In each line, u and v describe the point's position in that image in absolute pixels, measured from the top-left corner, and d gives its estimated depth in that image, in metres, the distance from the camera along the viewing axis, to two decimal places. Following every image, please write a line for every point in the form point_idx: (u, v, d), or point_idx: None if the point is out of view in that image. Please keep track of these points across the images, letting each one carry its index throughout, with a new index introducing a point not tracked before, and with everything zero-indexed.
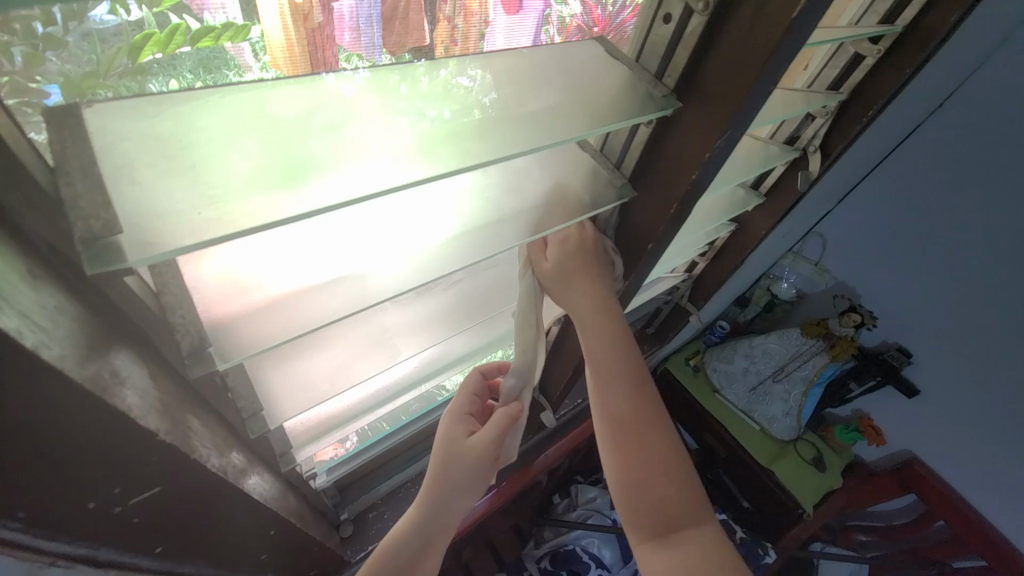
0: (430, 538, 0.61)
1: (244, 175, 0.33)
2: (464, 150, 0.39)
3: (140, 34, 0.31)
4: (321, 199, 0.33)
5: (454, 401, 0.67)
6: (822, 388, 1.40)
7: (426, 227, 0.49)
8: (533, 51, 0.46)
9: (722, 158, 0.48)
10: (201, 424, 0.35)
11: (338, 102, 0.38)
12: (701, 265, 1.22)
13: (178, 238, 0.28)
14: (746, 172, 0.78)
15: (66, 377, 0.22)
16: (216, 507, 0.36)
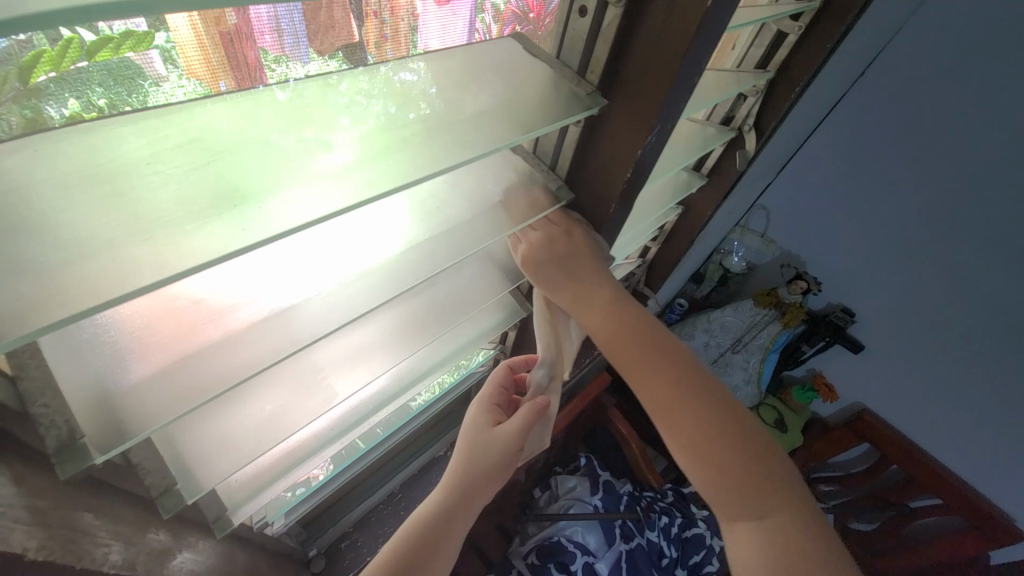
0: (453, 523, 0.55)
1: (154, 209, 0.29)
2: (404, 162, 0.36)
3: (28, 53, 0.25)
4: (220, 243, 0.29)
5: (484, 393, 0.68)
6: (779, 353, 1.48)
7: (367, 248, 0.46)
8: (471, 50, 0.43)
9: (654, 155, 0.47)
10: (99, 515, 0.31)
11: (259, 120, 0.34)
12: (653, 250, 1.22)
13: (40, 309, 0.24)
14: (685, 158, 0.77)
15: None
16: None
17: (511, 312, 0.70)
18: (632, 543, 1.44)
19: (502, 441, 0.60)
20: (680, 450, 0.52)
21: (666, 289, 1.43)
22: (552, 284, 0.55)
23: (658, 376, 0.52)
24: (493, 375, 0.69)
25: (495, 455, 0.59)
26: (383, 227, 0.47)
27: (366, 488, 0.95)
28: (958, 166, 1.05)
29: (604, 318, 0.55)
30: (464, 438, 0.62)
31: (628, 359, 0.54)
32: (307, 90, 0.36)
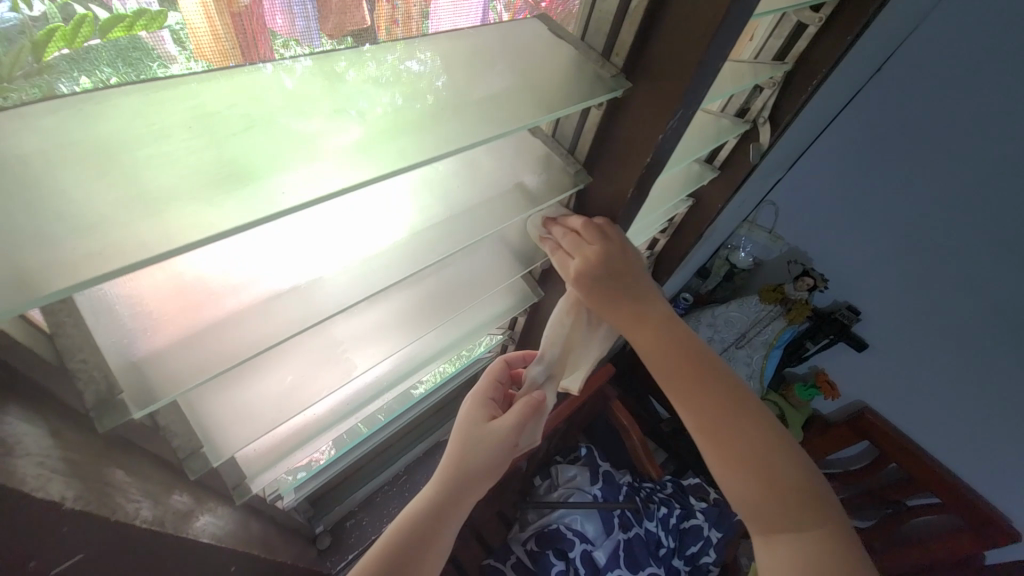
0: (443, 519, 0.56)
1: (152, 185, 0.29)
2: (407, 147, 0.36)
3: (45, 30, 0.25)
4: (241, 213, 0.29)
5: (480, 389, 0.67)
6: (782, 349, 1.47)
7: (375, 227, 0.46)
8: (484, 32, 0.43)
9: (673, 141, 0.47)
10: (128, 473, 0.32)
11: (265, 101, 0.33)
12: (662, 242, 1.24)
13: (71, 269, 0.25)
14: (699, 149, 0.77)
15: None
16: (167, 562, 0.33)
17: (523, 296, 0.72)
18: (630, 533, 1.46)
19: (495, 439, 0.60)
20: (721, 465, 0.54)
21: (673, 282, 1.44)
22: (601, 298, 0.54)
23: (704, 393, 0.54)
24: (490, 371, 0.69)
25: (488, 454, 0.59)
26: (394, 208, 0.47)
27: (371, 469, 0.96)
28: (972, 165, 1.05)
29: (653, 334, 0.55)
30: (456, 436, 0.62)
31: (675, 375, 0.55)
32: (318, 73, 0.35)
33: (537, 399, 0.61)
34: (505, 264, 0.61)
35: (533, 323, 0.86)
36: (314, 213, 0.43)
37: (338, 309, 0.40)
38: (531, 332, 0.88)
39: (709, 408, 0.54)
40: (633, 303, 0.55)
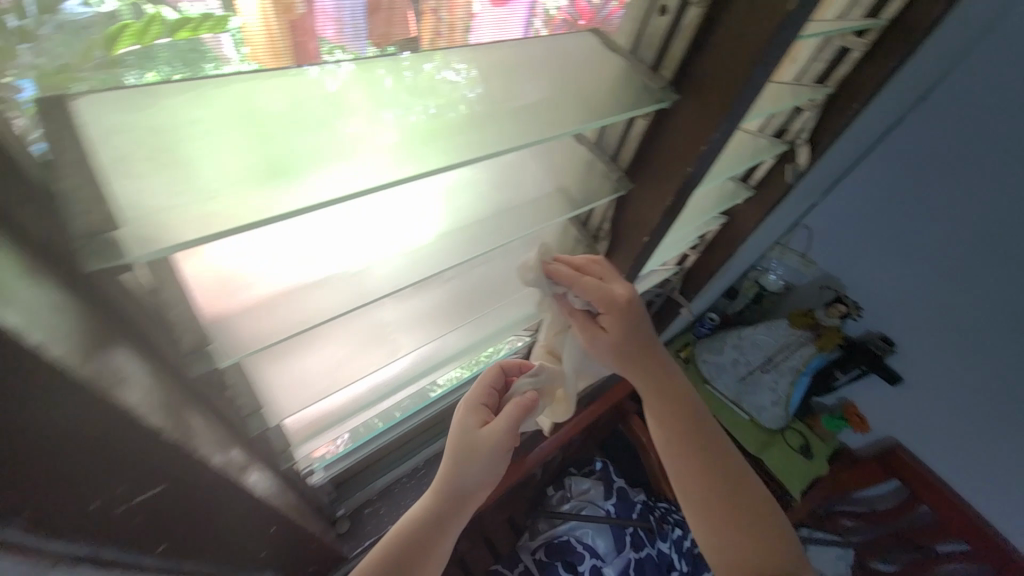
0: (444, 522, 0.60)
1: (217, 193, 0.29)
2: (449, 147, 0.37)
3: (115, 26, 0.25)
4: (306, 198, 0.30)
5: (475, 396, 0.67)
6: (810, 377, 1.44)
7: (394, 226, 0.46)
8: (530, 44, 0.42)
9: (717, 152, 0.48)
10: (202, 421, 0.35)
11: (309, 107, 0.33)
12: (692, 258, 1.22)
13: (172, 233, 0.27)
14: (735, 165, 0.78)
15: (72, 378, 0.21)
16: (223, 503, 0.37)
17: None
18: (641, 552, 1.44)
19: (489, 444, 0.61)
20: (703, 509, 0.62)
21: (700, 300, 1.42)
22: (616, 338, 0.62)
23: (693, 440, 0.65)
24: (486, 377, 0.68)
25: (480, 460, 0.60)
26: (425, 209, 0.48)
27: (388, 461, 0.98)
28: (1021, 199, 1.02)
29: (657, 385, 0.66)
30: (450, 443, 0.63)
31: (671, 422, 0.66)
32: (362, 79, 0.35)
33: (530, 399, 0.62)
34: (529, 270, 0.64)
35: None
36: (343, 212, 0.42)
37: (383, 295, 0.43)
38: None
39: (698, 454, 0.64)
40: (642, 352, 0.65)
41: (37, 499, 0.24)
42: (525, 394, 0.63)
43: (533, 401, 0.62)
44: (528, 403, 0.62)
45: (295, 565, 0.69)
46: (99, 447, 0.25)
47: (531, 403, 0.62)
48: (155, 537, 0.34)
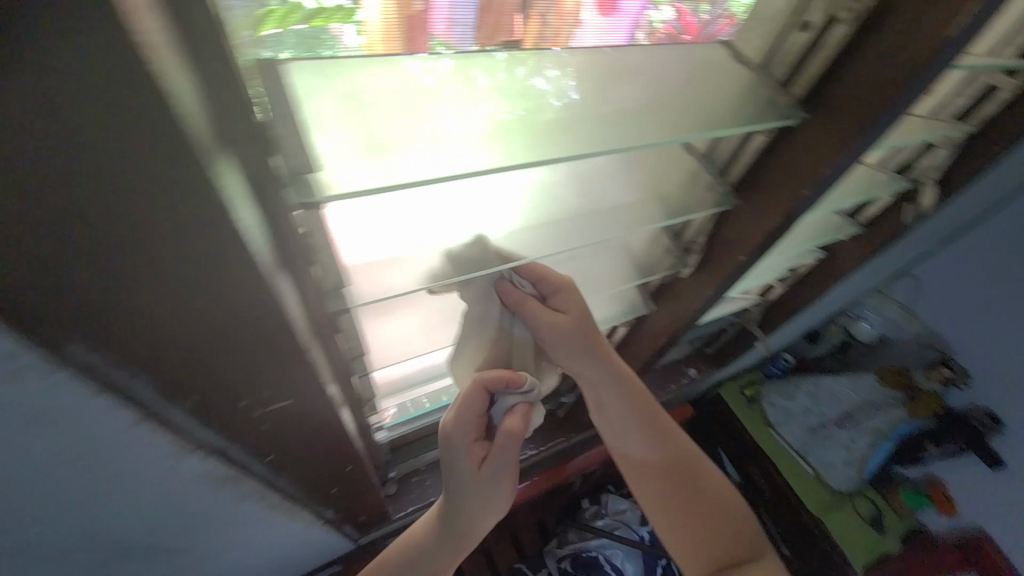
0: (458, 534, 0.61)
1: (366, 171, 0.29)
2: (539, 144, 0.34)
3: (261, 10, 0.23)
4: (432, 169, 0.30)
5: (459, 430, 0.53)
6: (895, 444, 1.29)
7: (495, 213, 0.46)
8: (654, 52, 0.39)
9: (840, 176, 0.46)
10: (329, 351, 0.40)
11: (405, 87, 0.31)
12: (777, 290, 1.13)
13: (351, 181, 0.28)
14: (848, 199, 0.72)
15: (258, 278, 0.24)
16: (325, 426, 0.41)
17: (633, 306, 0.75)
18: None
19: (496, 479, 0.54)
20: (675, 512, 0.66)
21: (779, 336, 1.31)
22: (570, 345, 0.57)
23: (661, 447, 0.68)
24: (467, 409, 0.52)
25: (496, 491, 0.55)
26: (503, 194, 0.46)
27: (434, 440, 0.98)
28: None
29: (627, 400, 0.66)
30: (450, 476, 0.56)
31: (642, 434, 0.67)
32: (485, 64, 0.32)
33: (523, 419, 0.52)
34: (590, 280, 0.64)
35: (633, 335, 0.85)
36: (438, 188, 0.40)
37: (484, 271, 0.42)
38: (626, 345, 0.87)
39: (666, 459, 0.68)
40: (613, 364, 0.63)
41: (205, 390, 0.28)
42: (514, 417, 0.52)
43: (526, 423, 0.52)
44: (519, 427, 0.52)
45: (349, 513, 0.74)
46: (259, 359, 0.28)
47: (524, 423, 0.52)
48: (267, 448, 0.38)
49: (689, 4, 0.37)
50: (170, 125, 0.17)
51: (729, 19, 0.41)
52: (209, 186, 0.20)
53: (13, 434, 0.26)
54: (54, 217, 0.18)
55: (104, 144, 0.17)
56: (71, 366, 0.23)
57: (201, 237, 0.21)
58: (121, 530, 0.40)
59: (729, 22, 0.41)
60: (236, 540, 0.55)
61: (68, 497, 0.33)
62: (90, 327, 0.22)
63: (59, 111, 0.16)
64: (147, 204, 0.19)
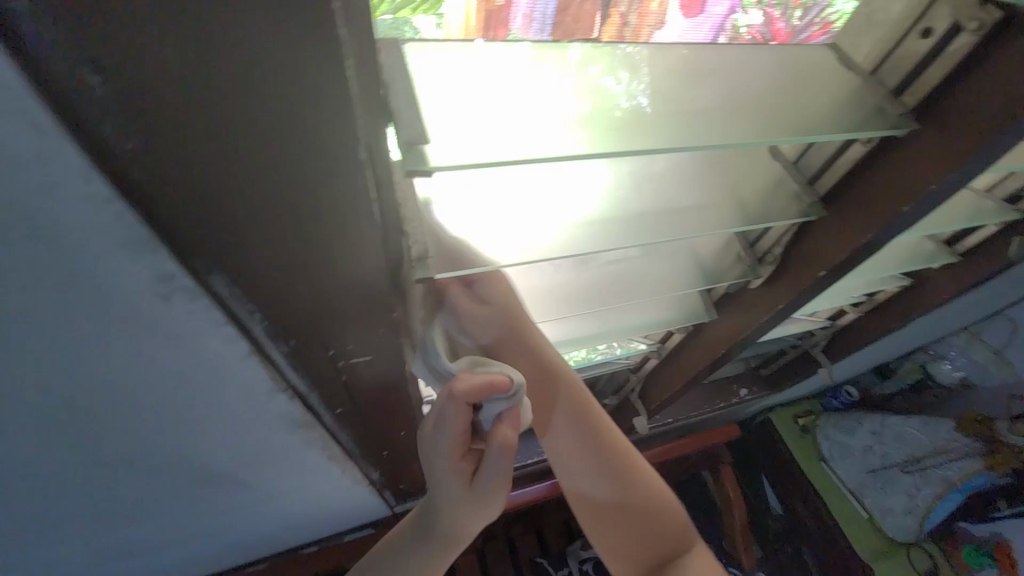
0: (450, 541, 0.54)
1: (468, 144, 0.30)
2: (617, 141, 0.33)
3: None
4: (528, 151, 0.31)
5: (438, 442, 0.43)
6: (965, 496, 1.16)
7: (569, 199, 0.44)
8: (751, 53, 0.40)
9: (947, 195, 0.43)
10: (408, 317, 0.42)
11: (501, 73, 0.32)
12: (850, 316, 1.04)
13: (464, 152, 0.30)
14: (948, 223, 0.67)
15: (377, 240, 0.25)
16: (392, 388, 0.44)
17: (695, 313, 0.73)
18: None
19: (492, 493, 0.46)
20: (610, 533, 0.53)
21: (844, 367, 1.23)
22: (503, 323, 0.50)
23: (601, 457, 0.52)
24: (447, 422, 0.41)
25: (488, 503, 0.48)
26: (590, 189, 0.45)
27: None
28: None
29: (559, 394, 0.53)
30: (434, 485, 0.48)
31: (576, 438, 0.52)
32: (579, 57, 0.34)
33: (514, 429, 0.42)
34: (638, 285, 0.62)
35: (689, 343, 0.83)
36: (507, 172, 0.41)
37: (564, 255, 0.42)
38: (682, 353, 0.85)
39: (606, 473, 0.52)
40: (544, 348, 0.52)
41: (307, 333, 0.30)
42: (506, 428, 0.42)
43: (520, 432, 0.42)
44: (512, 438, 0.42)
45: (390, 480, 0.77)
46: (355, 315, 0.31)
47: (517, 432, 0.42)
48: (339, 399, 0.41)
49: (780, 10, 0.38)
50: (345, 99, 0.18)
51: (823, 27, 0.41)
52: (360, 160, 0.20)
53: (142, 360, 0.28)
54: (225, 169, 0.19)
55: (288, 114, 0.18)
56: (208, 295, 0.25)
57: (340, 203, 0.22)
58: (208, 466, 0.43)
59: (823, 31, 0.41)
60: (293, 486, 0.59)
61: (174, 430, 0.35)
62: (233, 266, 0.23)
63: (260, 72, 0.16)
64: (302, 164, 0.20)
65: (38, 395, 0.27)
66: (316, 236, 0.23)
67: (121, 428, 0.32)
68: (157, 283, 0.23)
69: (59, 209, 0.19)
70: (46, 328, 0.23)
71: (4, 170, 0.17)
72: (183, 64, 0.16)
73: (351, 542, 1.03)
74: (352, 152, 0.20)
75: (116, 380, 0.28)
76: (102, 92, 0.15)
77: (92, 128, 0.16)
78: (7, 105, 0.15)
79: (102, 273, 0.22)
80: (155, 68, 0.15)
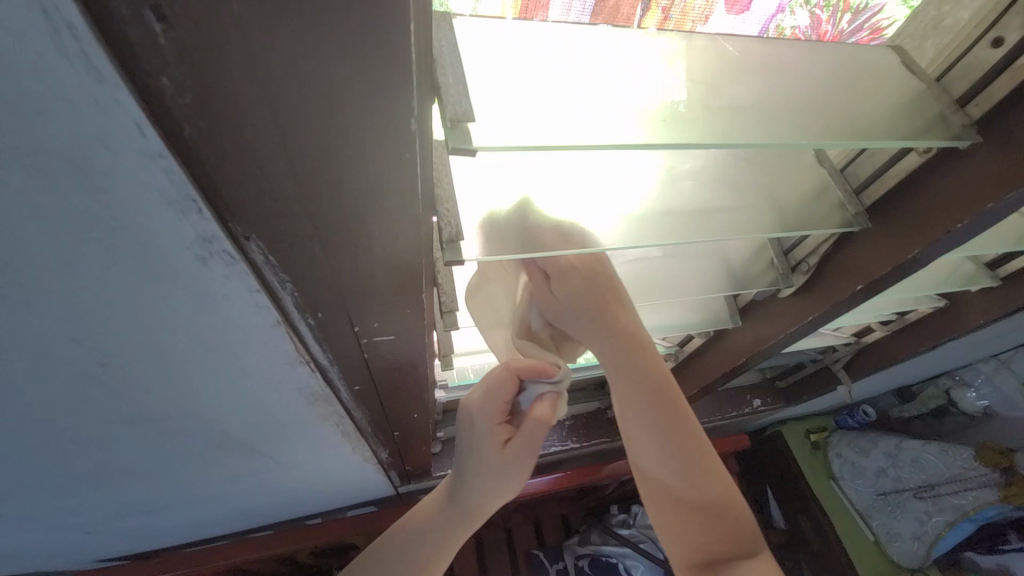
0: (463, 517, 0.57)
1: (510, 126, 0.29)
2: (695, 136, 0.33)
3: None
4: (569, 138, 0.30)
5: (482, 408, 0.49)
6: (976, 526, 1.14)
7: (608, 190, 0.43)
8: (810, 51, 0.38)
9: (1004, 215, 0.41)
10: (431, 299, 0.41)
11: (541, 52, 0.31)
12: (876, 334, 1.00)
13: (508, 137, 0.29)
14: (997, 246, 0.63)
15: (414, 220, 0.25)
16: (411, 369, 0.44)
17: (718, 318, 0.72)
18: None
19: (512, 468, 0.50)
20: (670, 502, 0.49)
21: (864, 386, 1.19)
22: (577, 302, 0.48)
23: (670, 427, 0.48)
24: (496, 390, 0.48)
25: (508, 478, 0.51)
26: (636, 183, 0.43)
27: None
28: None
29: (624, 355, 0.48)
30: (466, 455, 0.52)
31: (642, 405, 0.48)
32: (636, 44, 0.33)
33: (552, 406, 0.48)
34: (663, 286, 0.60)
35: (709, 348, 0.80)
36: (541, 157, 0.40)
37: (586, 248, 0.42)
38: (701, 358, 0.83)
39: (668, 436, 0.48)
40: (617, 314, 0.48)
41: (336, 308, 0.30)
42: (544, 404, 0.48)
43: (556, 412, 0.48)
44: (548, 416, 0.48)
45: (397, 460, 0.78)
46: (383, 293, 0.30)
47: (554, 412, 0.48)
48: (358, 376, 0.41)
49: (826, 11, 0.37)
50: (406, 67, 0.17)
51: (873, 32, 0.40)
52: (412, 136, 0.20)
53: (171, 323, 0.28)
54: (278, 132, 0.18)
55: (345, 80, 0.17)
56: (243, 260, 0.24)
57: (388, 177, 0.21)
58: (226, 430, 0.44)
59: (873, 36, 0.41)
60: (304, 458, 0.60)
61: (199, 393, 0.36)
62: (273, 234, 0.23)
63: (319, 36, 0.16)
64: (352, 134, 0.19)
65: (70, 349, 0.27)
66: (359, 207, 0.23)
67: (149, 386, 0.33)
68: (197, 245, 0.23)
69: (110, 162, 0.18)
70: (86, 280, 0.23)
71: (61, 119, 0.17)
72: (245, 21, 0.15)
73: (353, 517, 1.05)
74: (405, 126, 0.20)
75: (148, 338, 0.28)
76: (165, 43, 0.15)
77: (151, 79, 0.16)
78: (73, 52, 0.15)
79: (145, 231, 0.21)
80: (215, 25, 0.15)
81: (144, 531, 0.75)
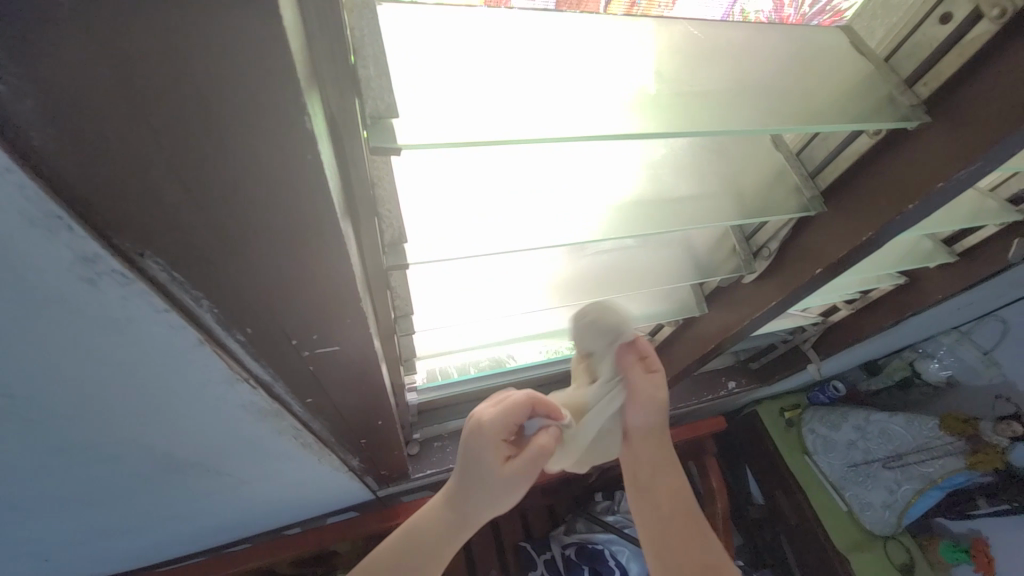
0: (450, 535, 0.50)
1: (441, 122, 0.28)
2: (671, 128, 0.32)
3: None
4: (530, 130, 0.29)
5: (487, 426, 0.48)
6: (943, 492, 1.19)
7: (581, 183, 0.41)
8: (763, 38, 0.37)
9: (952, 193, 0.41)
10: (383, 304, 0.39)
11: (503, 46, 0.30)
12: (842, 313, 1.03)
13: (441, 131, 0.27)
14: (954, 224, 0.64)
15: (333, 227, 0.23)
16: (367, 378, 0.42)
17: (686, 306, 0.72)
18: None
19: (505, 489, 0.47)
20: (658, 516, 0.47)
21: (833, 363, 1.22)
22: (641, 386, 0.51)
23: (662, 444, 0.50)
24: (506, 409, 0.48)
25: (504, 496, 0.47)
26: (610, 171, 0.42)
27: (460, 408, 0.97)
28: None
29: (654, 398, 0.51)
30: (461, 469, 0.48)
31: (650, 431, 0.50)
32: (598, 34, 0.32)
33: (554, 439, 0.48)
34: (631, 279, 0.59)
35: (678, 336, 0.81)
36: (504, 152, 0.38)
37: (535, 245, 0.39)
38: (672, 346, 0.83)
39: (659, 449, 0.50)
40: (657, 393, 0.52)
41: (264, 323, 0.28)
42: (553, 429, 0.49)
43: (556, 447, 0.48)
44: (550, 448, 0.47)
45: (370, 466, 0.76)
46: (318, 306, 0.28)
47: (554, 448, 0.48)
48: (308, 389, 0.39)
49: None
50: (285, 59, 0.15)
51: (833, 14, 0.39)
52: (312, 136, 0.18)
53: (70, 350, 0.25)
54: (148, 136, 0.16)
55: (216, 76, 0.15)
56: (142, 279, 0.22)
57: (291, 182, 0.19)
58: (172, 453, 0.42)
59: (834, 18, 0.39)
60: (269, 471, 0.58)
61: (127, 419, 0.33)
62: (171, 250, 0.21)
63: (178, 32, 0.14)
64: (237, 136, 0.17)
65: None
66: (269, 215, 0.21)
67: (68, 417, 0.30)
68: (80, 265, 0.21)
69: None
70: None
71: None
72: (78, 14, 0.13)
73: (335, 523, 1.03)
74: (301, 124, 0.18)
75: (51, 368, 0.26)
76: None
77: None
78: None
79: (14, 254, 0.19)
80: (31, 14, 0.13)
81: (110, 555, 0.72)
